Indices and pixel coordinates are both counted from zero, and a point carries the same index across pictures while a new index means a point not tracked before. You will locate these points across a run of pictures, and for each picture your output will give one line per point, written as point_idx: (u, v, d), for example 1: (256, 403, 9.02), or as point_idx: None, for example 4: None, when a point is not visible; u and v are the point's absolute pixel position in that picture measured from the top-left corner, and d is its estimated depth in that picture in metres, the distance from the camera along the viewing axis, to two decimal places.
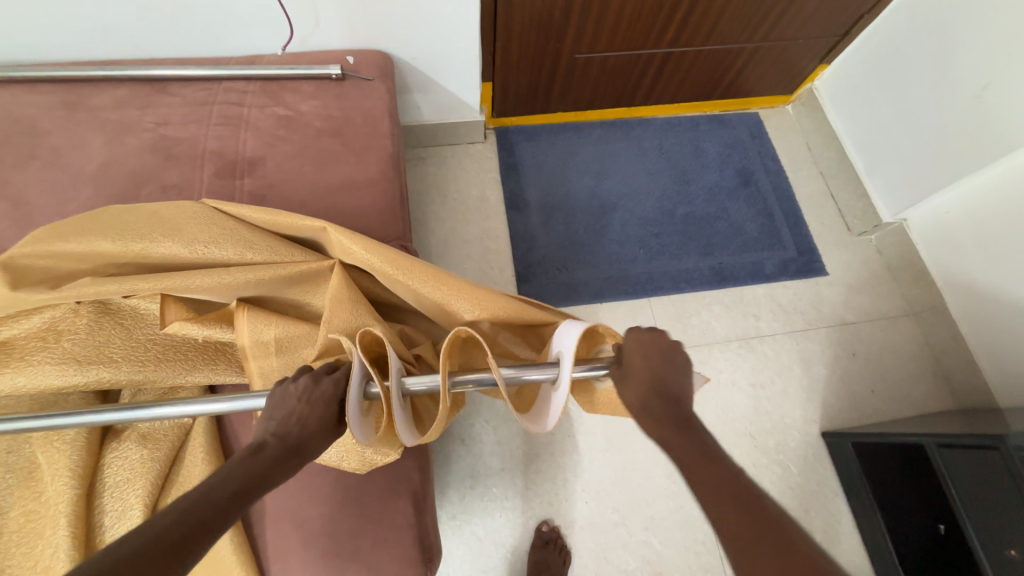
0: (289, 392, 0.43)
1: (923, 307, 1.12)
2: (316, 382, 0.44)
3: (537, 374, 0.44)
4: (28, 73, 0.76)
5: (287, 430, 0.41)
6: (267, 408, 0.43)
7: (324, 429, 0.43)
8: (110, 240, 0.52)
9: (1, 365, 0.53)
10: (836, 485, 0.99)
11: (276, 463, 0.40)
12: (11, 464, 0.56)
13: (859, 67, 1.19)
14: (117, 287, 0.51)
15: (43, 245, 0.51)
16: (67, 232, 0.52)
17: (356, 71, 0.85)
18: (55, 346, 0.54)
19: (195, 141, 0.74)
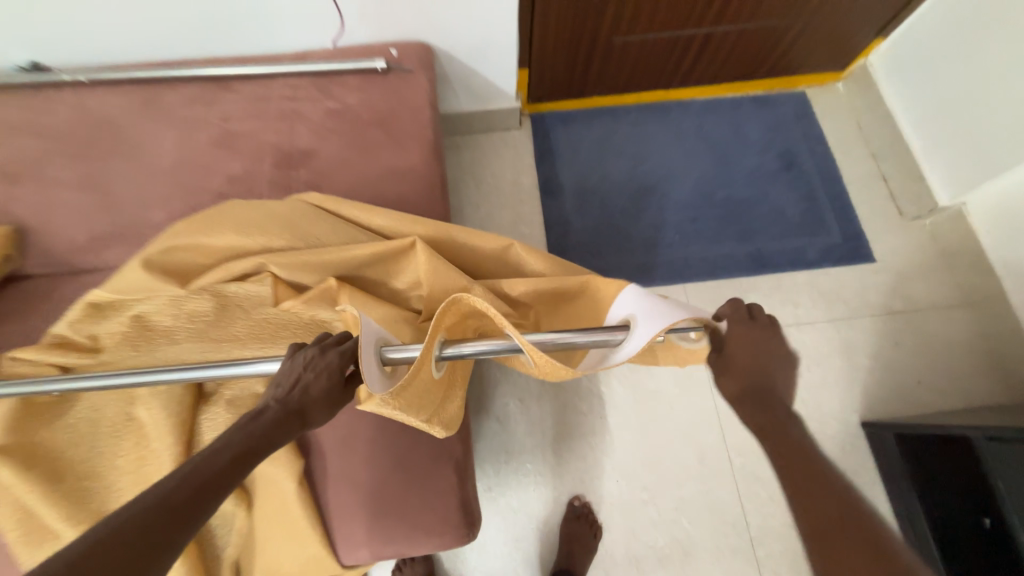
0: (296, 363, 0.47)
1: (979, 295, 1.07)
2: (320, 355, 0.48)
3: (594, 338, 0.50)
4: (110, 75, 0.83)
5: (289, 397, 0.45)
6: (276, 377, 0.47)
7: (326, 398, 0.47)
8: (236, 232, 0.59)
9: (146, 341, 0.61)
10: (875, 475, 0.97)
11: (283, 422, 0.44)
12: (110, 419, 0.62)
13: (919, 39, 1.12)
14: (234, 264, 0.59)
15: (188, 237, 0.58)
16: (200, 225, 0.59)
17: (399, 63, 0.89)
18: (189, 326, 0.61)
19: (256, 135, 0.80)
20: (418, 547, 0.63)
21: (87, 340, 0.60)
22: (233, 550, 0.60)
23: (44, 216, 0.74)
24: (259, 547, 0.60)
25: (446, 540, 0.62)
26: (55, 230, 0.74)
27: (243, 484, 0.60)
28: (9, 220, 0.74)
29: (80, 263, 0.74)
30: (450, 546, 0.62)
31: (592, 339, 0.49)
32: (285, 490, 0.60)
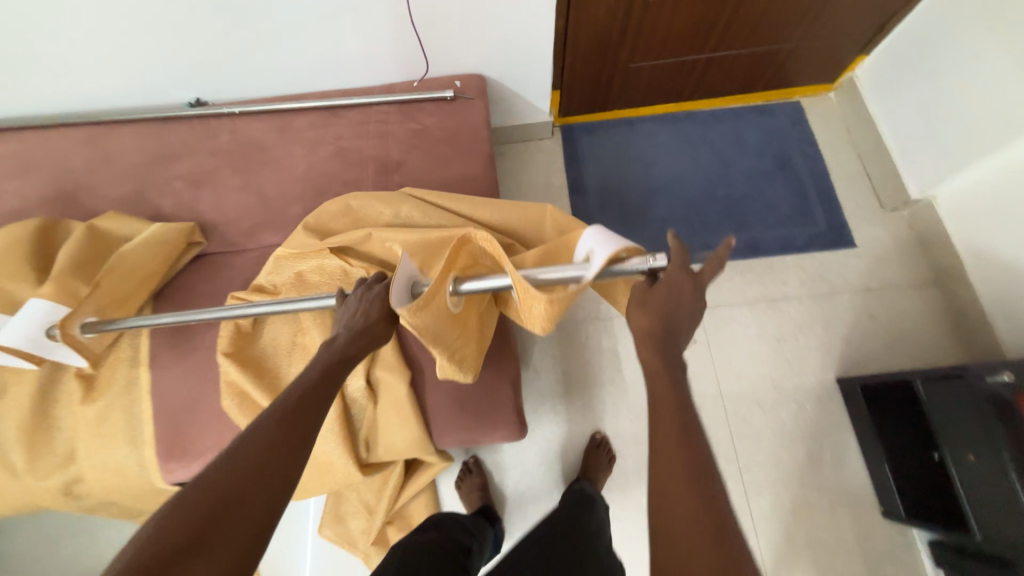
0: (350, 301, 0.66)
1: (945, 276, 1.26)
2: (368, 291, 0.67)
3: (576, 271, 0.61)
4: (254, 106, 1.13)
5: (354, 323, 0.64)
6: (339, 315, 0.66)
7: (382, 318, 0.65)
8: (357, 212, 0.89)
9: (306, 290, 0.91)
10: (846, 421, 1.18)
11: (352, 340, 0.62)
12: (286, 339, 0.87)
13: (894, 57, 1.32)
14: (349, 234, 0.84)
15: (327, 214, 0.89)
16: (335, 208, 0.89)
17: (462, 93, 1.16)
18: (332, 279, 0.89)
19: (360, 150, 1.09)
20: (487, 438, 0.88)
21: (270, 288, 0.91)
22: (365, 432, 0.86)
23: (219, 210, 1.06)
24: (382, 430, 0.86)
25: (506, 433, 0.87)
26: (227, 220, 1.05)
27: (372, 387, 0.85)
28: (195, 214, 1.06)
29: (242, 243, 1.04)
30: (508, 437, 0.88)
31: (564, 276, 0.61)
32: (399, 391, 0.84)
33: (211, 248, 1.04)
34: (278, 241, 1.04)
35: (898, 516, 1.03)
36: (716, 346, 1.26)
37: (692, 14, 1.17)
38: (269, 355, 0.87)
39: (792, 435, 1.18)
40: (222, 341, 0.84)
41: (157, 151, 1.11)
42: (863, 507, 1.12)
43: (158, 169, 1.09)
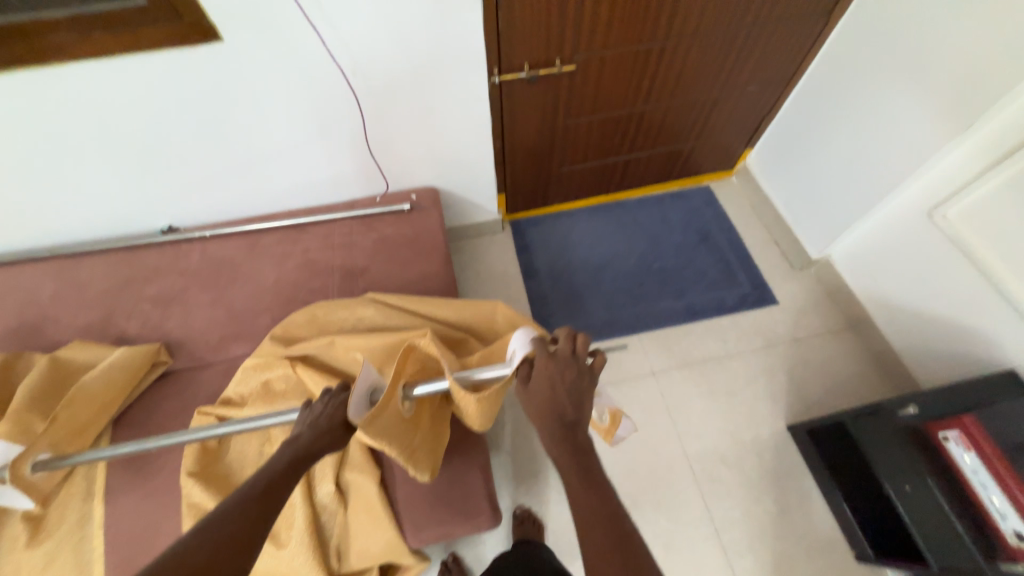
0: (314, 407, 0.71)
1: (857, 320, 1.43)
2: (334, 395, 0.73)
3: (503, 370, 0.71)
4: (224, 229, 1.23)
5: (319, 423, 0.68)
6: (302, 419, 0.70)
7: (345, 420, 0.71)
8: (321, 318, 0.97)
9: (273, 400, 0.92)
10: (804, 467, 1.25)
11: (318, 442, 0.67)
12: (254, 452, 0.88)
13: (771, 149, 1.62)
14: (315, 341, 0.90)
15: (293, 324, 0.96)
16: (301, 318, 0.97)
17: (419, 204, 1.32)
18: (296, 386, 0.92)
19: (326, 260, 1.19)
20: (462, 529, 0.88)
21: (237, 400, 0.93)
22: (336, 539, 0.85)
23: (187, 328, 1.10)
24: (355, 535, 0.85)
25: (481, 521, 0.87)
26: (195, 336, 1.09)
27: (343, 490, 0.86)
28: (161, 333, 1.09)
29: (208, 357, 1.07)
30: (484, 526, 0.88)
31: (495, 375, 0.71)
32: (370, 491, 0.85)
33: (176, 365, 1.06)
34: (246, 351, 1.08)
35: (870, 559, 1.07)
36: (674, 408, 1.34)
37: (605, 129, 1.44)
38: (236, 471, 0.87)
39: (759, 488, 1.23)
40: (188, 461, 0.84)
41: (126, 277, 1.16)
42: (838, 553, 1.15)
43: (125, 294, 1.14)
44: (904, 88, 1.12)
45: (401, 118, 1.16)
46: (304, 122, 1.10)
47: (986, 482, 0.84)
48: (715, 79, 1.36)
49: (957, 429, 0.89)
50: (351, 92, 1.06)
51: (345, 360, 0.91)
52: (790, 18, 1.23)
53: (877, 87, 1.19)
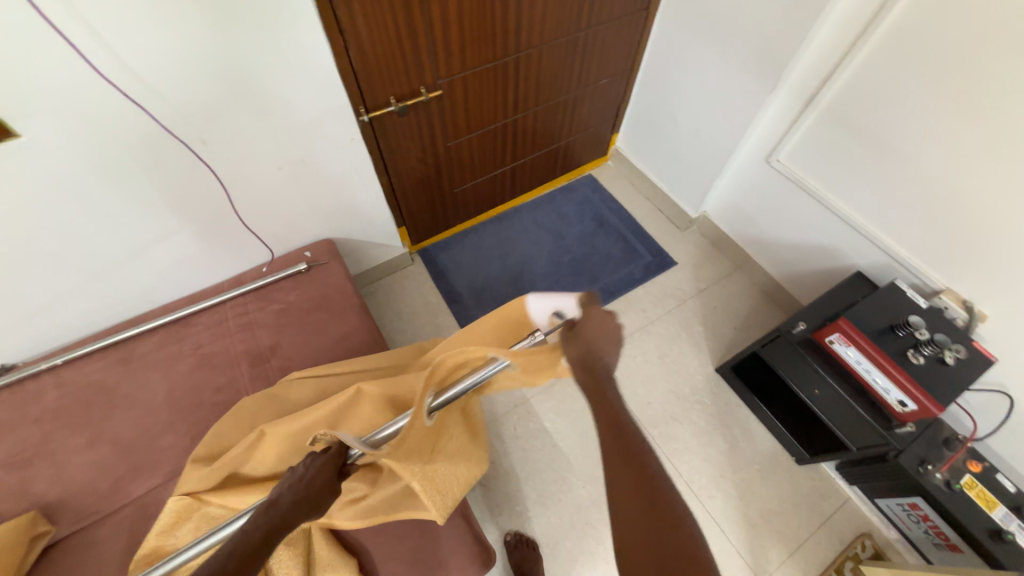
0: (297, 467, 0.58)
1: (741, 261, 1.64)
2: (322, 453, 0.59)
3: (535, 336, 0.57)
4: (83, 350, 1.03)
5: (296, 491, 0.55)
6: (283, 479, 0.57)
7: (328, 486, 0.57)
8: (243, 420, 0.86)
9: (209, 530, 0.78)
10: (738, 399, 1.40)
11: (288, 517, 0.54)
12: None
13: (633, 130, 1.79)
14: (243, 439, 0.74)
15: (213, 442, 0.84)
16: (222, 431, 0.85)
17: (316, 260, 1.23)
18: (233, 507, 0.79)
19: (227, 349, 1.06)
20: None
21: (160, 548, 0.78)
22: None
23: (64, 483, 0.89)
24: None
25: (476, 569, 0.83)
26: (79, 489, 0.89)
27: None
28: (28, 501, 0.87)
29: (103, 508, 0.88)
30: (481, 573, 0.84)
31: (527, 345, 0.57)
32: None
33: (61, 533, 0.86)
34: (153, 483, 0.91)
35: (807, 459, 1.25)
36: (620, 385, 1.42)
37: (484, 144, 1.47)
38: None
39: (709, 431, 1.35)
40: None
41: None
42: (783, 462, 1.31)
43: None
44: (721, 63, 1.31)
45: (272, 177, 1.07)
46: (155, 207, 0.96)
47: (870, 368, 1.01)
48: (571, 80, 1.47)
49: (837, 332, 1.05)
50: (203, 162, 0.95)
51: (279, 458, 0.75)
52: (614, 20, 1.37)
53: (701, 64, 1.37)
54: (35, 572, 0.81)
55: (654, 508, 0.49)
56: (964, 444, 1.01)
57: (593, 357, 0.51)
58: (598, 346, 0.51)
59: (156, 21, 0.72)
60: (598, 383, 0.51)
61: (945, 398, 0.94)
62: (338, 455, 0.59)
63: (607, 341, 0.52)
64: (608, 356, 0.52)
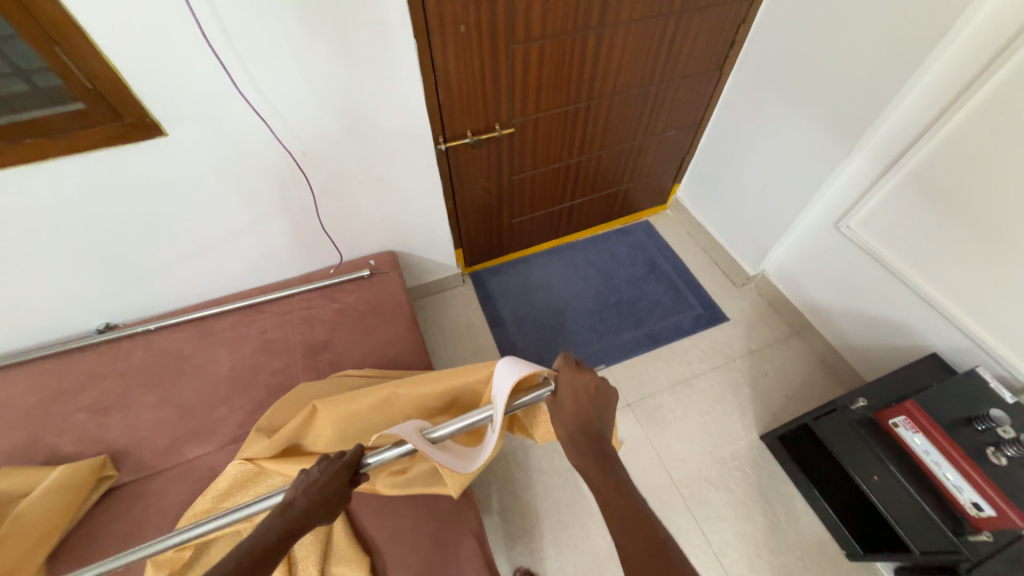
0: (311, 469, 0.59)
1: (800, 326, 1.56)
2: (335, 459, 0.60)
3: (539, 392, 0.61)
4: (171, 320, 1.16)
5: (309, 496, 0.57)
6: (296, 482, 0.58)
7: (339, 491, 0.59)
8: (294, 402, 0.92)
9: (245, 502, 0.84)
10: (783, 474, 1.30)
11: (306, 516, 0.56)
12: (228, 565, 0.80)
13: (696, 182, 1.80)
14: (295, 416, 0.80)
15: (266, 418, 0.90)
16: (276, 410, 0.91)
17: (378, 269, 1.33)
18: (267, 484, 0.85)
19: (287, 338, 1.15)
20: None
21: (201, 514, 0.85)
22: None
23: (133, 435, 1.00)
24: None
25: None
26: (143, 443, 0.99)
27: None
28: (102, 446, 0.98)
29: (159, 464, 0.97)
30: None
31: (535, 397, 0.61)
32: None
33: (121, 480, 0.95)
34: (203, 449, 0.99)
35: (860, 555, 1.11)
36: (654, 436, 1.37)
37: (547, 181, 1.54)
38: None
39: (746, 502, 1.25)
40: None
41: (58, 389, 1.05)
42: (830, 553, 1.18)
43: (56, 408, 1.02)
44: (794, 124, 1.31)
45: (354, 189, 1.19)
46: (254, 203, 1.10)
47: (939, 461, 0.92)
48: (638, 130, 1.53)
49: (903, 414, 0.98)
50: (303, 172, 1.09)
51: (329, 437, 0.80)
52: (686, 77, 1.42)
53: (773, 123, 1.37)
54: (94, 510, 0.90)
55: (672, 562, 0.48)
56: None
57: (574, 421, 0.59)
58: (578, 412, 0.59)
59: (292, 57, 0.87)
60: (578, 447, 0.59)
61: None
62: (352, 461, 0.61)
63: (587, 406, 0.60)
64: (586, 421, 0.59)
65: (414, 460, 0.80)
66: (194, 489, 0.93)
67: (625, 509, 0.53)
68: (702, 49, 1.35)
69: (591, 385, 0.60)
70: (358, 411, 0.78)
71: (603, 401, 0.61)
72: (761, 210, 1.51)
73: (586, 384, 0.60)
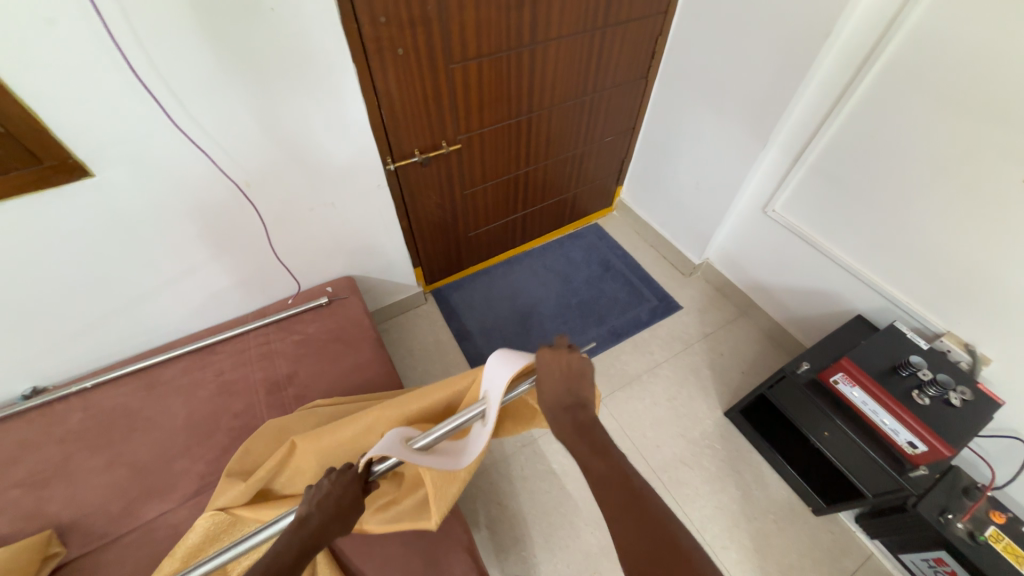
0: (320, 483, 0.58)
1: (746, 306, 1.68)
2: (345, 471, 0.59)
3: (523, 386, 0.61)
4: (113, 374, 1.08)
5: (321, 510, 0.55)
6: (308, 497, 0.57)
7: (353, 503, 0.58)
8: (265, 442, 0.88)
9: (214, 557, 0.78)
10: (748, 444, 1.38)
11: (322, 532, 0.55)
12: None
13: (636, 182, 1.92)
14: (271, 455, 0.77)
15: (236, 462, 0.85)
16: (248, 452, 0.86)
17: (337, 295, 1.30)
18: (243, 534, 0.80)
19: (246, 377, 1.10)
20: None
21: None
22: None
23: (79, 504, 0.91)
24: None
25: None
26: (92, 511, 0.90)
27: None
28: (43, 522, 0.88)
29: (112, 531, 0.88)
30: None
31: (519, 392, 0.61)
32: None
33: (70, 556, 0.86)
34: (164, 508, 0.92)
35: (822, 508, 1.21)
36: (628, 427, 1.41)
37: (498, 192, 1.58)
38: None
39: (720, 476, 1.32)
40: None
41: None
42: (799, 513, 1.26)
43: None
44: (713, 125, 1.44)
45: (304, 217, 1.17)
46: (198, 240, 1.05)
47: (876, 409, 1.02)
48: (578, 137, 1.61)
49: (841, 371, 1.08)
50: (251, 202, 1.06)
51: (310, 470, 0.77)
52: (616, 86, 1.52)
53: (698, 124, 1.50)
54: None
55: (662, 531, 0.50)
56: (985, 493, 0.97)
57: (552, 396, 0.60)
58: (556, 387, 0.60)
59: (227, 90, 0.86)
60: (557, 418, 0.61)
61: (957, 440, 0.94)
62: (361, 472, 0.60)
63: (563, 383, 0.60)
64: (564, 394, 0.61)
65: (403, 490, 0.78)
66: (159, 551, 0.86)
67: (612, 484, 0.55)
68: (627, 60, 1.46)
69: (570, 363, 0.60)
70: (338, 443, 0.75)
71: (583, 376, 0.61)
72: (698, 203, 1.63)
73: (568, 365, 0.60)
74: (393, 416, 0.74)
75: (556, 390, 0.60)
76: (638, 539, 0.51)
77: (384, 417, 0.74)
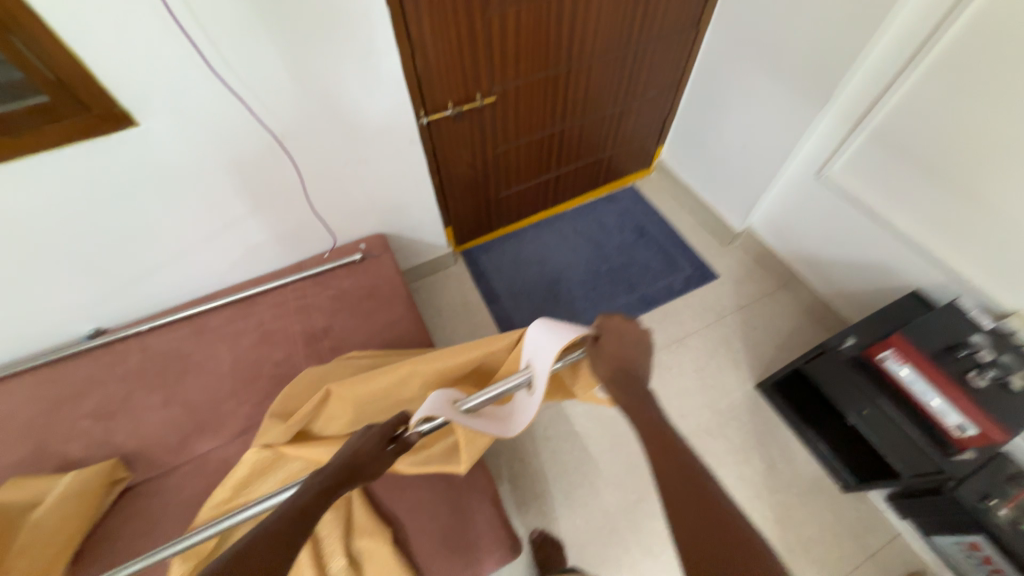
0: (351, 438, 0.62)
1: (788, 278, 1.60)
2: (372, 429, 0.63)
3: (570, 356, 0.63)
4: (165, 319, 1.15)
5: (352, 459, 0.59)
6: (342, 450, 0.61)
7: (382, 456, 0.61)
8: (306, 388, 0.92)
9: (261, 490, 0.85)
10: (778, 419, 1.36)
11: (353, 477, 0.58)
12: None
13: (678, 143, 1.81)
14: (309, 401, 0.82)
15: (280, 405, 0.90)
16: (290, 396, 0.91)
17: (370, 253, 1.32)
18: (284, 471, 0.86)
19: (285, 328, 1.15)
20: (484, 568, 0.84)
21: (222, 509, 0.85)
22: None
23: (141, 436, 0.99)
24: None
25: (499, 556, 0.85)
26: (152, 442, 0.99)
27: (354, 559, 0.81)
28: (111, 449, 0.97)
29: (170, 461, 0.97)
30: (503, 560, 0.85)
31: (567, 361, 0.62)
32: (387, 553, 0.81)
33: (135, 481, 0.95)
34: (214, 444, 0.99)
35: (853, 486, 1.19)
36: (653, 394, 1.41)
37: (531, 150, 1.52)
38: None
39: (745, 448, 1.31)
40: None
41: (56, 398, 1.03)
42: (825, 489, 1.25)
43: (57, 416, 1.01)
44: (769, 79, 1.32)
45: (337, 173, 1.17)
46: (237, 194, 1.08)
47: (925, 389, 0.96)
48: (619, 92, 1.51)
49: (890, 349, 1.02)
50: (287, 156, 1.06)
51: (345, 416, 0.81)
52: (664, 35, 1.40)
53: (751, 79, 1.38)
54: (111, 512, 0.90)
55: (694, 495, 0.50)
56: None
57: (613, 362, 0.59)
58: (617, 353, 0.59)
59: (261, 38, 0.84)
60: (616, 383, 0.58)
61: (1012, 425, 0.88)
62: (387, 428, 0.63)
63: (625, 350, 0.60)
64: (624, 362, 0.59)
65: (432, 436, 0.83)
66: (211, 481, 0.94)
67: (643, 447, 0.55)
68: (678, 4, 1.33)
69: (632, 334, 0.60)
70: (371, 393, 0.79)
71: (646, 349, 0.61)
72: (744, 167, 1.53)
73: (630, 336, 0.60)
74: (423, 370, 0.76)
75: (616, 357, 0.59)
76: (672, 501, 0.51)
77: (415, 371, 0.76)
